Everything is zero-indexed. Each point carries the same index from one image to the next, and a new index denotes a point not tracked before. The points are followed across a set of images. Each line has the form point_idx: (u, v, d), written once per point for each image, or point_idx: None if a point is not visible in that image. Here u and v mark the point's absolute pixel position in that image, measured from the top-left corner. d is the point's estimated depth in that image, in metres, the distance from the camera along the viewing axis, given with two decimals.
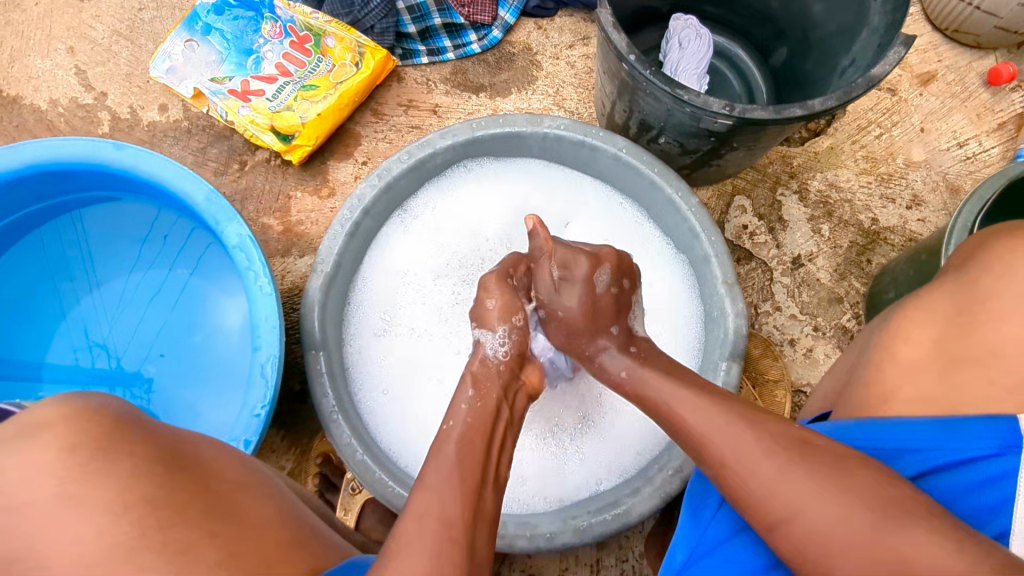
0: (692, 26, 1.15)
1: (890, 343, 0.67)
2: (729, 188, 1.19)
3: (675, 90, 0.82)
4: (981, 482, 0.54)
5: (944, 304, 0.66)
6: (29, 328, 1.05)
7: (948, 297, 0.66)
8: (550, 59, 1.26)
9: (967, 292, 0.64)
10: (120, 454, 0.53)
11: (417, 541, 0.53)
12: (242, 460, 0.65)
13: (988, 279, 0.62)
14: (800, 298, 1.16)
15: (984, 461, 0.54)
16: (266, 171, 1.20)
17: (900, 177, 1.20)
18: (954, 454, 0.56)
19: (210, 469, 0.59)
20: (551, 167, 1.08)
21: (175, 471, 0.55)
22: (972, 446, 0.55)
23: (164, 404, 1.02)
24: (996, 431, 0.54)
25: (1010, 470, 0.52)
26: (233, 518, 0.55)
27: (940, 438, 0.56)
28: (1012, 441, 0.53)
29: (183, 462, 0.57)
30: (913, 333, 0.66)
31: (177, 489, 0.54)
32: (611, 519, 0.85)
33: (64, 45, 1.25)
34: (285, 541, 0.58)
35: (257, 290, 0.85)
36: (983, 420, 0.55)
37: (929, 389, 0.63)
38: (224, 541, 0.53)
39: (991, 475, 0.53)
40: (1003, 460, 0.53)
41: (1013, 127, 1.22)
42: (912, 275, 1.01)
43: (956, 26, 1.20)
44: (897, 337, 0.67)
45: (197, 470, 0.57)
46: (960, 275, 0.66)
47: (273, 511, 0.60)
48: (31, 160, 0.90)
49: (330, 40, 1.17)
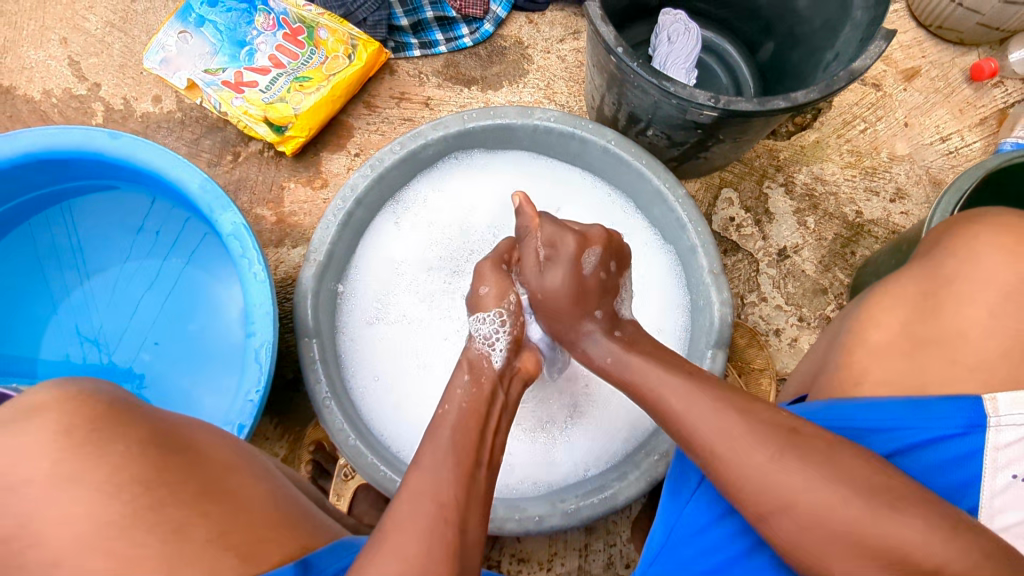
0: (681, 21, 1.17)
1: (862, 329, 0.70)
2: (717, 180, 1.21)
3: (661, 82, 0.84)
4: (952, 462, 0.59)
5: (910, 288, 0.69)
6: (25, 315, 1.06)
7: (913, 281, 0.69)
8: (541, 53, 1.27)
9: (931, 277, 0.67)
10: (114, 437, 0.54)
11: (409, 518, 0.54)
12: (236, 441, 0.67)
13: (951, 263, 0.66)
14: (786, 289, 1.18)
15: (953, 440, 0.59)
16: (260, 162, 1.21)
17: (884, 170, 1.23)
18: (926, 433, 0.60)
19: (201, 451, 0.60)
20: (542, 159, 1.09)
21: (168, 454, 0.57)
22: (943, 426, 0.59)
23: (159, 391, 1.03)
24: (962, 411, 0.58)
25: (977, 448, 0.58)
26: (224, 500, 0.57)
27: (914, 420, 0.60)
28: (975, 419, 0.58)
29: (173, 442, 0.58)
30: (881, 317, 0.69)
31: (170, 468, 0.56)
32: (599, 503, 0.87)
33: (58, 36, 1.25)
34: (276, 522, 0.59)
35: (251, 277, 0.86)
36: (949, 400, 0.59)
37: (899, 371, 0.65)
38: (214, 521, 0.55)
39: (962, 453, 0.58)
40: (970, 439, 0.58)
41: (994, 122, 1.24)
42: (894, 263, 1.03)
43: (940, 23, 1.23)
44: (867, 323, 0.70)
45: (188, 452, 0.59)
46: (927, 261, 0.70)
47: (263, 493, 0.62)
48: (26, 149, 0.91)
49: (323, 32, 1.18)
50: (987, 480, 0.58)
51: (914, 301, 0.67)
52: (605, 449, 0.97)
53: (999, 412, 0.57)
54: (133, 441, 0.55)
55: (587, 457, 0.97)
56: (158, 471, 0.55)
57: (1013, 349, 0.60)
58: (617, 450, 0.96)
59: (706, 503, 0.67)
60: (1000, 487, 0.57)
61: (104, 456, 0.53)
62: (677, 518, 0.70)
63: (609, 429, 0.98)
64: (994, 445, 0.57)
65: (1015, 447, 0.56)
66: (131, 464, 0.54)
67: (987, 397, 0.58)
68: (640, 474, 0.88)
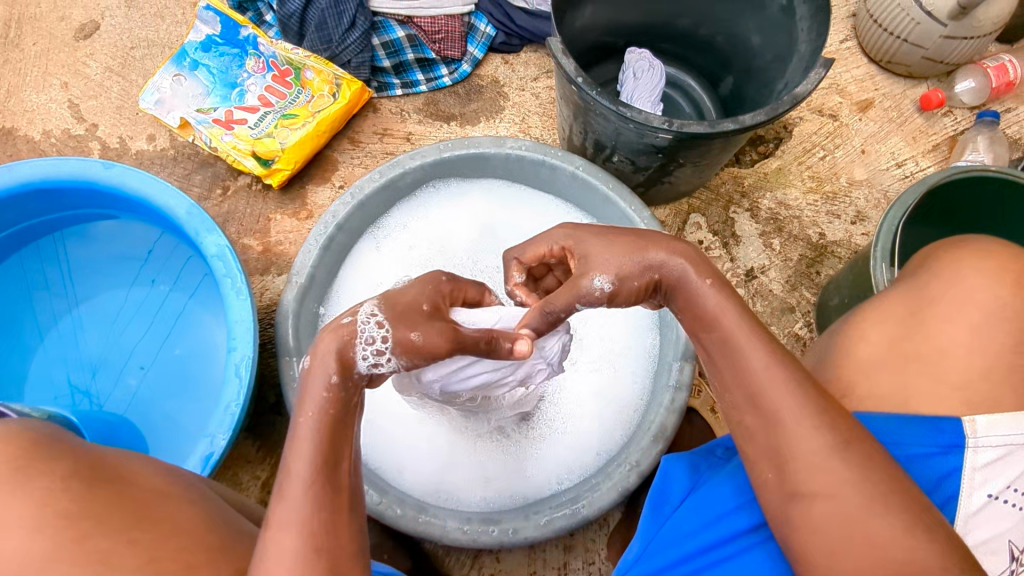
0: (645, 58, 1.25)
1: (850, 343, 0.74)
2: (685, 206, 1.27)
3: (619, 108, 0.89)
4: (935, 480, 0.62)
5: (897, 305, 0.73)
6: (14, 340, 1.09)
7: (900, 299, 0.73)
8: (516, 90, 1.35)
9: (917, 296, 0.72)
10: (39, 473, 0.58)
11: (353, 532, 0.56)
12: (178, 476, 0.69)
13: (937, 283, 0.71)
14: (755, 308, 1.22)
15: (935, 459, 0.62)
16: (248, 196, 1.26)
17: (844, 195, 1.29)
18: (914, 451, 0.63)
19: (133, 483, 0.63)
20: (517, 186, 1.15)
21: (95, 487, 0.59)
22: (928, 446, 0.62)
23: (141, 414, 1.05)
24: (945, 432, 0.62)
25: (956, 467, 0.62)
26: (154, 525, 0.59)
27: (902, 438, 0.63)
28: (956, 440, 0.62)
29: (102, 476, 0.61)
30: (870, 334, 0.73)
31: (95, 501, 0.58)
32: (572, 514, 0.89)
33: (59, 81, 1.33)
34: (212, 545, 0.61)
35: (233, 294, 0.89)
36: (933, 421, 0.63)
37: (883, 386, 0.69)
38: (143, 549, 0.57)
39: (943, 472, 0.62)
40: (950, 458, 0.62)
41: (946, 148, 1.31)
42: (852, 279, 1.07)
43: (888, 57, 1.32)
44: (856, 337, 0.74)
45: (115, 484, 0.61)
46: (911, 281, 0.74)
47: (197, 519, 0.63)
48: (24, 179, 0.96)
49: (309, 73, 1.26)
50: (964, 499, 0.62)
51: (902, 316, 0.72)
52: (578, 464, 0.99)
53: (978, 434, 0.62)
54: (57, 477, 0.59)
55: (560, 472, 0.99)
56: (82, 502, 0.58)
57: (996, 367, 0.65)
58: (589, 464, 0.98)
59: (691, 513, 0.71)
60: (975, 506, 0.61)
61: (30, 491, 0.57)
62: (656, 531, 0.72)
63: (582, 442, 1.01)
64: (972, 464, 0.61)
65: (992, 466, 0.61)
66: (57, 499, 0.57)
67: (967, 419, 0.62)
68: (612, 485, 0.90)
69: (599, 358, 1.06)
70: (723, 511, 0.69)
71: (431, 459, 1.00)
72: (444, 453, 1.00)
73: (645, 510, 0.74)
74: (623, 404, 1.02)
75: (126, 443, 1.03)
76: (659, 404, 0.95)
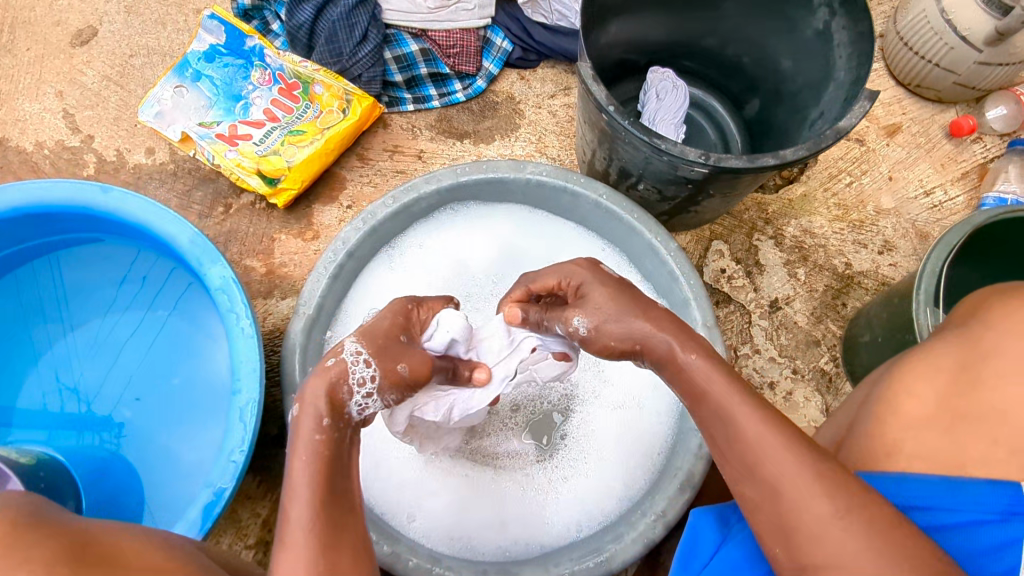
0: (669, 78, 1.20)
1: (895, 396, 0.68)
2: (707, 233, 1.22)
3: (651, 139, 0.85)
4: (991, 549, 0.55)
5: (947, 357, 0.66)
6: (4, 369, 1.03)
7: (949, 349, 0.66)
8: (533, 108, 1.29)
9: (969, 346, 0.64)
10: (20, 558, 0.53)
11: None
12: (176, 547, 0.64)
13: (990, 335, 0.63)
14: (780, 341, 1.17)
15: (990, 526, 0.56)
16: (251, 214, 1.21)
17: (871, 224, 1.24)
18: (964, 515, 0.57)
19: (124, 561, 0.58)
20: (537, 212, 1.10)
21: (83, 569, 0.54)
22: (979, 510, 0.56)
23: (136, 449, 0.99)
24: (1002, 495, 0.56)
25: (1018, 537, 0.54)
26: None
27: (948, 499, 0.58)
28: (1016, 507, 0.55)
29: (89, 556, 0.56)
30: (915, 386, 0.67)
31: None
32: (594, 566, 0.84)
33: (53, 89, 1.26)
34: None
35: (238, 331, 0.83)
36: (989, 484, 0.57)
37: (933, 446, 0.62)
38: None
39: (1001, 541, 0.55)
40: (1010, 527, 0.55)
41: (975, 176, 1.27)
42: (886, 317, 1.02)
43: (918, 81, 1.28)
44: (901, 392, 0.68)
45: (106, 564, 0.56)
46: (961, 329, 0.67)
47: None
48: (15, 202, 0.89)
49: (318, 87, 1.20)
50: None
51: (953, 370, 0.65)
52: (597, 509, 0.94)
53: None
54: (39, 562, 0.53)
55: (579, 517, 0.93)
56: None
57: None
58: (610, 510, 0.93)
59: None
60: None
61: None
62: None
63: (602, 486, 0.96)
64: None
65: None
66: None
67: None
68: (637, 536, 0.85)
69: (621, 398, 1.01)
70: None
71: (440, 501, 0.94)
72: (453, 497, 0.95)
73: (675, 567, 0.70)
74: (647, 447, 0.97)
75: (120, 482, 0.97)
76: (687, 449, 0.91)
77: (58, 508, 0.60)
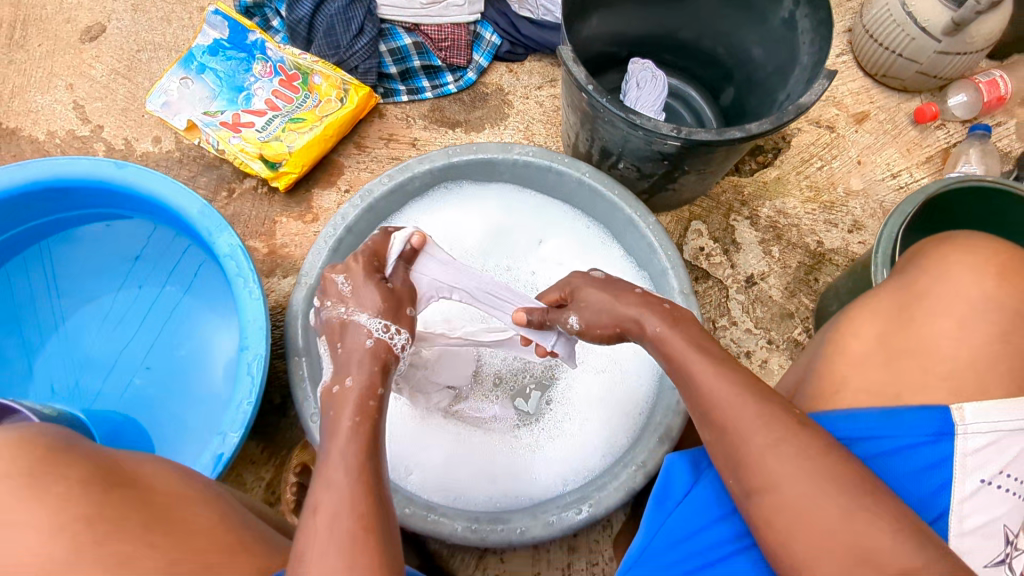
0: (647, 69, 1.28)
1: (839, 337, 0.76)
2: (686, 214, 1.29)
3: (628, 115, 0.91)
4: (924, 467, 0.63)
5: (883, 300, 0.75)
6: (21, 340, 1.09)
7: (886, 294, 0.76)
8: (521, 98, 1.37)
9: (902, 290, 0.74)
10: (52, 479, 0.58)
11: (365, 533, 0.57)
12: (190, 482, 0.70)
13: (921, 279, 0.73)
14: (755, 314, 1.24)
15: (923, 447, 0.63)
16: (253, 198, 1.27)
17: (841, 204, 1.31)
18: (900, 440, 0.63)
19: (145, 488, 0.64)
20: (526, 191, 1.17)
21: (109, 490, 0.60)
22: (913, 434, 0.63)
23: (146, 415, 1.05)
24: (932, 420, 0.63)
25: (947, 455, 0.62)
26: (168, 528, 0.60)
27: (886, 426, 0.63)
28: (943, 429, 0.62)
29: (116, 480, 0.62)
30: (857, 327, 0.75)
31: (109, 505, 0.59)
32: (578, 513, 0.90)
33: (64, 82, 1.33)
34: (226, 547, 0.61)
35: (245, 295, 0.89)
36: (919, 410, 0.63)
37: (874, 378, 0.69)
38: (159, 551, 0.57)
39: (934, 460, 0.62)
40: (939, 446, 0.62)
41: (939, 160, 1.34)
42: (851, 286, 1.10)
43: (884, 71, 1.36)
44: (845, 332, 0.76)
45: (130, 488, 0.62)
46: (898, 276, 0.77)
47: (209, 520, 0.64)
48: (36, 177, 0.95)
49: (317, 77, 1.27)
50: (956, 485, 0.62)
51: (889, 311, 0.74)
52: (583, 464, 1.00)
53: (967, 422, 0.62)
54: (69, 483, 0.59)
55: (565, 473, 0.99)
56: (96, 506, 0.58)
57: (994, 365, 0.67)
58: (595, 465, 0.99)
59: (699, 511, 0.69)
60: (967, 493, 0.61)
61: (46, 496, 0.57)
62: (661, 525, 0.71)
63: (588, 444, 1.01)
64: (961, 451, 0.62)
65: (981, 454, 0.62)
66: (72, 505, 0.57)
67: (955, 408, 0.63)
68: (619, 485, 0.91)
69: (605, 363, 1.07)
70: (707, 522, 0.68)
71: (434, 458, 1.00)
72: (447, 455, 1.01)
73: (647, 506, 0.72)
74: (630, 407, 1.03)
75: (131, 444, 1.03)
76: (666, 404, 0.97)
77: (84, 441, 0.66)
